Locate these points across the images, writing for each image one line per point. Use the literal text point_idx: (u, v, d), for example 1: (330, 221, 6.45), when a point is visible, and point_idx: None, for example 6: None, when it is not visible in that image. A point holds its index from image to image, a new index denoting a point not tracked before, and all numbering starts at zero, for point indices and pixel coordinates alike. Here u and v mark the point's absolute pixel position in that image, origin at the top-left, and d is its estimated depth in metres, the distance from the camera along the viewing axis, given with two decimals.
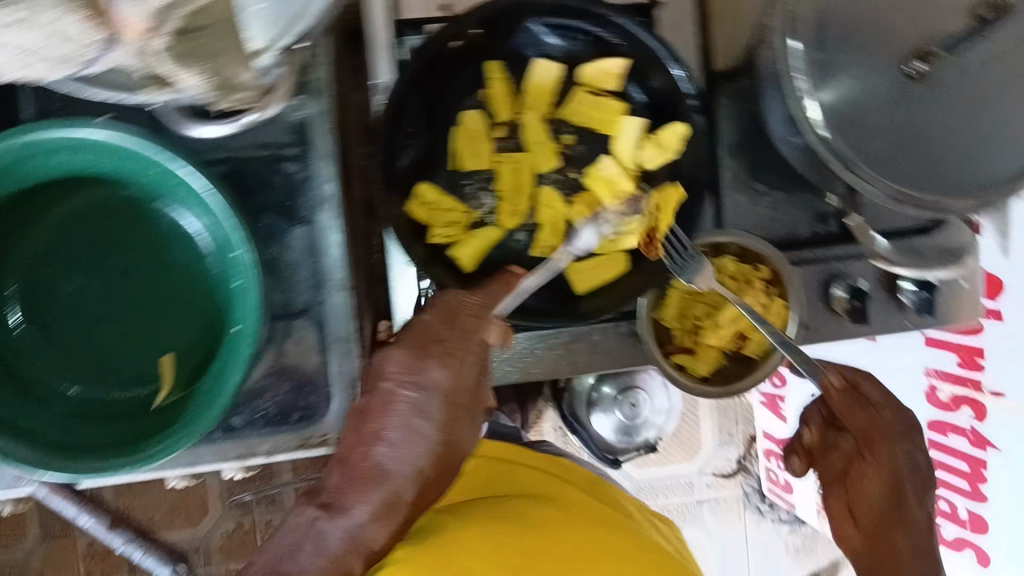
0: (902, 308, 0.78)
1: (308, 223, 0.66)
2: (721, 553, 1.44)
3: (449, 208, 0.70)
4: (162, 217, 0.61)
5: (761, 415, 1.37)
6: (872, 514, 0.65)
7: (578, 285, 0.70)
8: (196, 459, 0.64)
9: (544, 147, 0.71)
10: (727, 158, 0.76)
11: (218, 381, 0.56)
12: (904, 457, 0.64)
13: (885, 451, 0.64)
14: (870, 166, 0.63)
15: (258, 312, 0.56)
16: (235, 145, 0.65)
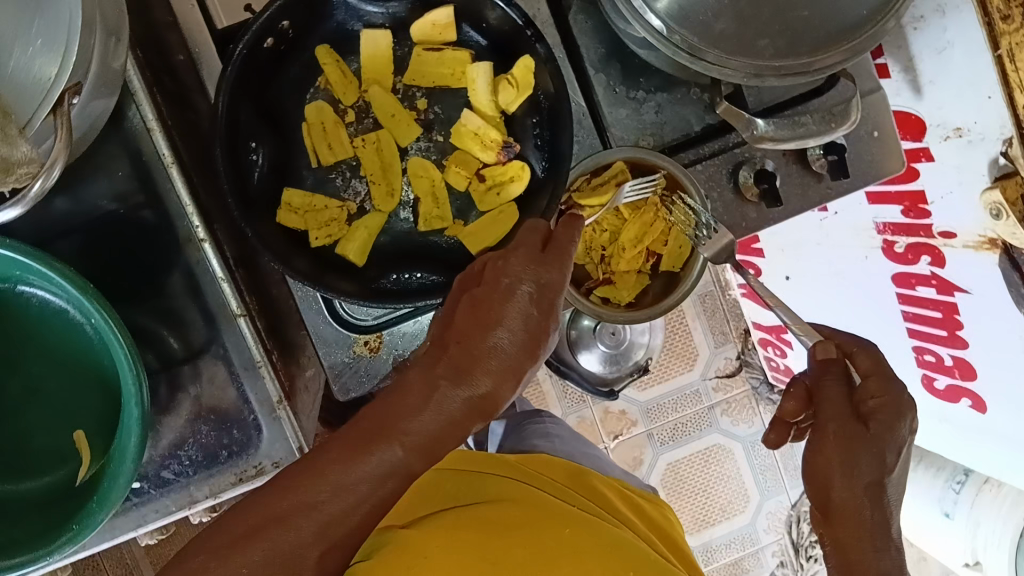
0: (819, 177, 0.74)
1: (181, 261, 0.64)
2: (746, 452, 1.43)
3: (322, 207, 0.67)
4: (31, 297, 0.59)
5: (747, 308, 1.35)
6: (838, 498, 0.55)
7: (472, 247, 0.68)
8: (141, 520, 0.64)
9: (400, 119, 0.68)
10: (596, 74, 0.73)
11: (118, 448, 0.55)
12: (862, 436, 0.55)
13: (821, 398, 0.57)
14: (721, 47, 0.60)
15: (135, 371, 0.54)
16: (86, 206, 0.63)
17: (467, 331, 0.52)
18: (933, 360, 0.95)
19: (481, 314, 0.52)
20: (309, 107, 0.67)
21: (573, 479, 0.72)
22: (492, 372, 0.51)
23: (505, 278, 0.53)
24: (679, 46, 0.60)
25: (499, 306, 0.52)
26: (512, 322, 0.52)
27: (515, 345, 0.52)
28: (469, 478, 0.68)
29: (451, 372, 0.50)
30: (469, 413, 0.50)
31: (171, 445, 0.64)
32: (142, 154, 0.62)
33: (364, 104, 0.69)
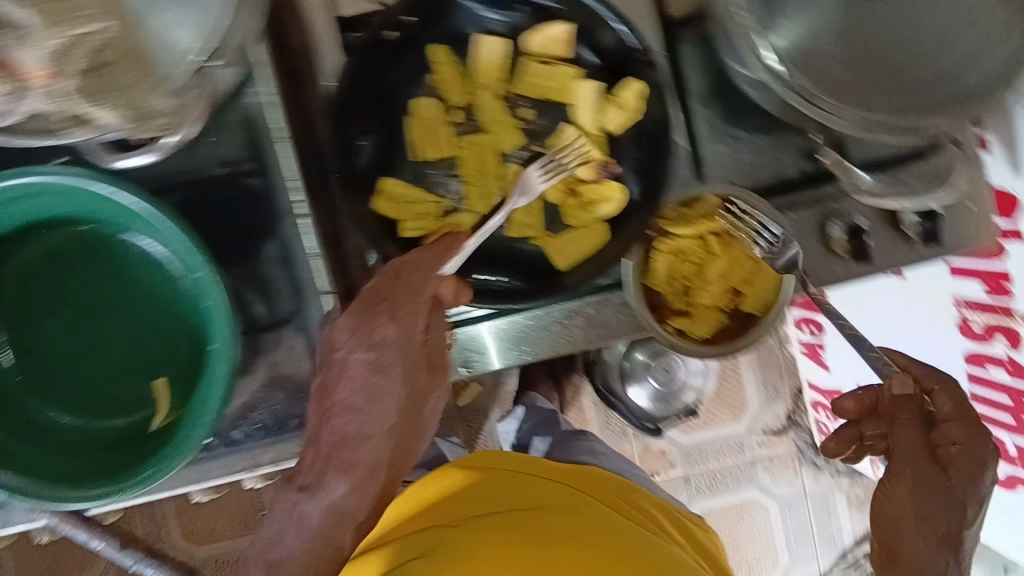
0: (910, 241, 0.74)
1: (277, 234, 0.67)
2: (782, 512, 1.41)
3: (419, 200, 0.69)
4: (130, 245, 0.61)
5: (804, 367, 1.33)
6: (894, 518, 0.61)
7: (558, 260, 0.70)
8: (203, 474, 0.66)
9: (505, 125, 0.70)
10: (700, 108, 0.74)
11: (203, 396, 0.58)
12: (959, 491, 0.58)
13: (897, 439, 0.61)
14: (837, 98, 0.59)
15: (232, 331, 0.58)
16: (195, 167, 0.65)
17: (331, 437, 0.63)
18: (994, 444, 0.95)
19: (320, 416, 0.63)
20: (418, 102, 0.69)
21: (610, 493, 0.74)
22: (358, 472, 0.63)
23: (330, 383, 0.64)
24: (795, 91, 0.59)
25: (334, 402, 0.63)
26: (362, 415, 0.63)
27: (381, 431, 0.64)
28: (505, 481, 0.70)
29: (340, 469, 0.62)
30: (342, 514, 0.62)
31: (244, 406, 0.67)
32: (258, 126, 0.65)
33: (470, 106, 0.70)
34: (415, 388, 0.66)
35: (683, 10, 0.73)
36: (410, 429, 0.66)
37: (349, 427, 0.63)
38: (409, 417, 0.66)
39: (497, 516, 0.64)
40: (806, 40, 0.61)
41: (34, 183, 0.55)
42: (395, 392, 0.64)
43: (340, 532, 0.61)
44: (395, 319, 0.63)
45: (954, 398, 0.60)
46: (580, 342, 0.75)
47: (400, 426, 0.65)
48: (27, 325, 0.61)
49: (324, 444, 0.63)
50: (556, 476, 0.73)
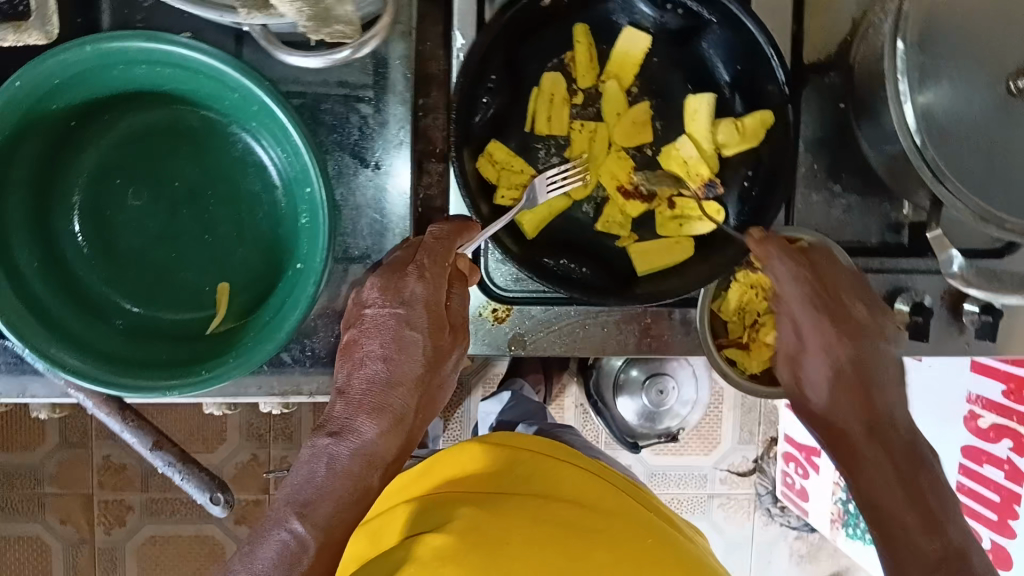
0: (962, 330, 0.76)
1: (376, 168, 0.64)
2: (723, 549, 1.45)
3: (518, 170, 0.68)
4: (236, 143, 0.60)
5: (785, 419, 1.35)
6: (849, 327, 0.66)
7: (638, 265, 0.69)
8: (241, 390, 0.64)
9: (624, 121, 0.69)
10: (805, 152, 0.74)
11: (278, 317, 0.55)
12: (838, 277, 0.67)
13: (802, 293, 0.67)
14: (960, 179, 0.60)
15: (325, 252, 0.55)
16: (311, 79, 0.62)
17: (361, 384, 0.59)
18: (990, 518, 0.94)
19: (349, 370, 0.60)
20: (547, 75, 0.68)
21: (632, 490, 0.75)
22: (392, 414, 0.59)
23: (359, 336, 0.60)
24: (926, 163, 0.60)
25: (363, 353, 0.60)
26: (394, 360, 0.59)
27: (408, 380, 0.59)
28: (528, 458, 0.72)
29: (370, 409, 0.58)
30: (371, 455, 0.57)
31: (300, 330, 0.64)
32: (387, 55, 0.63)
33: (593, 92, 0.70)
34: (436, 350, 0.60)
35: (819, 55, 0.73)
36: (431, 382, 0.61)
37: (380, 366, 0.59)
38: (427, 377, 0.60)
39: (523, 498, 0.66)
40: (959, 119, 0.60)
41: (167, 55, 0.52)
42: (421, 347, 0.59)
43: (369, 474, 0.57)
44: (426, 276, 0.59)
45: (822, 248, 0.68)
46: (629, 348, 0.75)
47: (425, 378, 0.60)
48: (109, 195, 0.59)
49: (354, 392, 0.59)
50: (585, 464, 0.75)
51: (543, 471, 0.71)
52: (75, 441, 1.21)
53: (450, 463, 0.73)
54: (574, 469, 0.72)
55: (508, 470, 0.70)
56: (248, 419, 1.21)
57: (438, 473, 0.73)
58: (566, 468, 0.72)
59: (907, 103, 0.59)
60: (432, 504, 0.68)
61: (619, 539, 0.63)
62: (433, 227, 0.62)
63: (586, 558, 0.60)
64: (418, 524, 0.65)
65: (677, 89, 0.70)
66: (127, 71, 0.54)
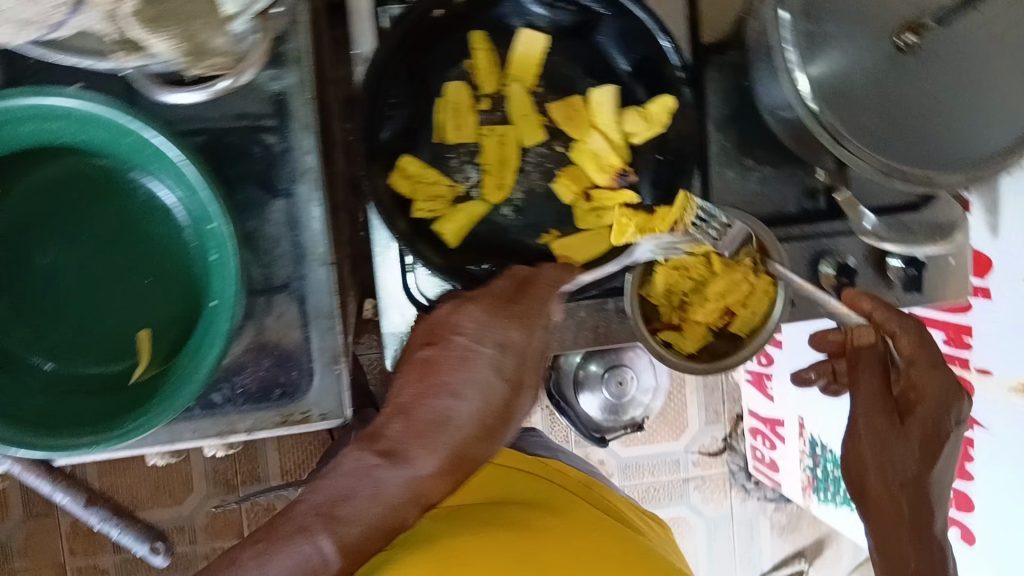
0: (890, 286, 0.77)
1: (288, 195, 0.64)
2: (706, 531, 1.45)
3: (433, 181, 0.68)
4: (138, 188, 0.59)
5: (748, 394, 1.37)
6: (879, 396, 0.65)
7: (568, 258, 0.69)
8: (175, 437, 0.63)
9: (531, 120, 0.70)
10: (714, 131, 0.75)
11: (196, 358, 0.55)
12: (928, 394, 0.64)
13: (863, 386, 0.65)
14: (860, 139, 0.61)
15: (236, 287, 0.55)
16: (211, 115, 0.62)
17: (396, 424, 0.56)
18: None
19: (421, 392, 0.57)
20: (450, 84, 0.68)
21: (596, 497, 0.77)
22: (455, 459, 0.56)
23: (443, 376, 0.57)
24: (824, 127, 0.61)
25: (440, 381, 0.57)
26: (481, 395, 0.57)
27: (487, 422, 0.57)
28: (512, 474, 0.74)
29: None
30: None
31: (227, 368, 0.64)
32: (284, 83, 0.63)
33: (498, 96, 0.70)
34: (484, 403, 0.57)
35: (716, 36, 0.75)
36: (500, 423, 0.58)
37: (473, 404, 0.57)
38: (500, 412, 0.58)
39: (505, 509, 0.67)
40: (850, 80, 0.62)
41: (54, 108, 0.52)
42: (492, 391, 0.58)
43: None
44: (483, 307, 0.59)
45: (911, 341, 0.64)
46: (567, 344, 0.75)
47: (495, 422, 0.58)
48: (15, 257, 0.58)
49: (386, 431, 0.56)
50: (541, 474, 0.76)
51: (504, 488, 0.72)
52: (38, 512, 1.18)
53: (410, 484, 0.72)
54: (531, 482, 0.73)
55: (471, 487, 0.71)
56: (212, 467, 1.20)
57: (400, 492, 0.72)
58: (542, 486, 0.74)
59: (797, 73, 0.61)
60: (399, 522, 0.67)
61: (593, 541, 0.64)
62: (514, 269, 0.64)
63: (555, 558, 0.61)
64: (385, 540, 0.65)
65: (581, 84, 0.71)
66: (15, 129, 0.53)
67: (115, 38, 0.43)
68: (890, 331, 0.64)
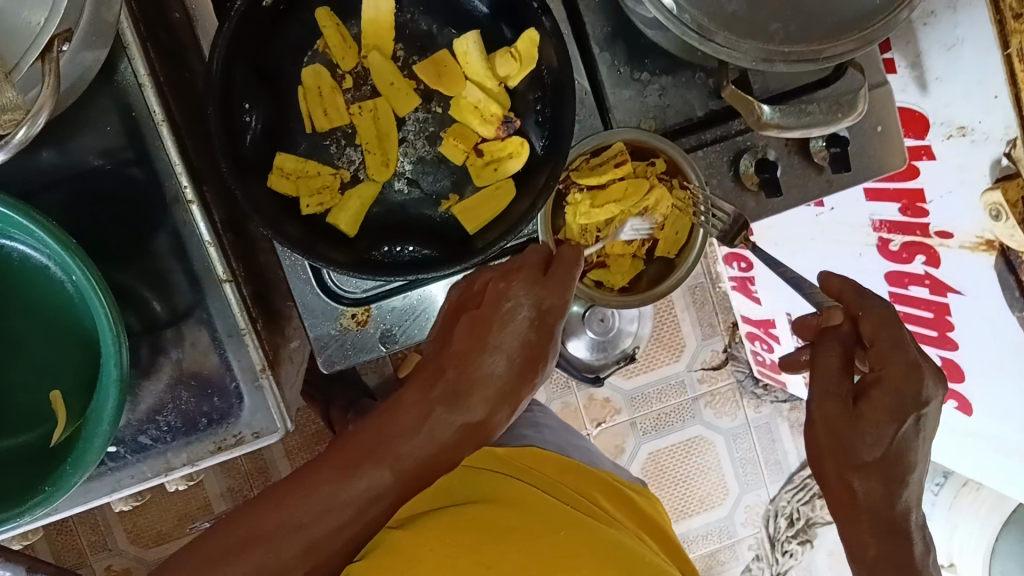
0: (820, 169, 0.74)
1: (168, 223, 0.63)
2: (728, 444, 1.43)
3: (314, 173, 0.66)
4: (12, 252, 0.58)
5: (737, 301, 1.34)
6: (833, 381, 0.59)
7: (468, 223, 0.67)
8: (117, 485, 0.63)
9: (399, 88, 0.66)
10: (600, 52, 0.72)
11: (96, 413, 0.54)
12: (908, 359, 0.58)
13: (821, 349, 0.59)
14: (730, 29, 0.58)
15: (116, 334, 0.53)
16: (69, 161, 0.61)
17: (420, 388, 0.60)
18: (931, 335, 0.91)
19: (468, 349, 0.61)
20: (306, 70, 0.65)
21: (601, 488, 0.72)
22: (491, 394, 0.60)
23: (488, 323, 0.61)
24: (688, 25, 0.57)
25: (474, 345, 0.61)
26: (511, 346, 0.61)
27: (511, 369, 0.61)
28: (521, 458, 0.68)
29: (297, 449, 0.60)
30: None
31: (149, 409, 0.63)
32: (133, 111, 0.61)
33: (362, 70, 0.67)
34: (517, 361, 0.61)
35: None
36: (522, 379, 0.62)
37: (503, 366, 0.60)
38: (530, 365, 0.62)
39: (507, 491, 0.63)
40: None
41: None
42: (508, 343, 0.61)
43: None
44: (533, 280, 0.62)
45: (877, 318, 0.59)
46: None
47: (524, 369, 0.62)
48: None
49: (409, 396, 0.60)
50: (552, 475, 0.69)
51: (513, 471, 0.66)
52: None
53: None
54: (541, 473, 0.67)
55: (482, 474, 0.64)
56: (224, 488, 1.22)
57: None
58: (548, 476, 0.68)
59: None
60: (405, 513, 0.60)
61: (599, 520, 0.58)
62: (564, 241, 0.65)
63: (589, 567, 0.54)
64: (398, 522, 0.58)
65: (444, 36, 0.68)
66: None
67: None
68: (857, 311, 0.60)
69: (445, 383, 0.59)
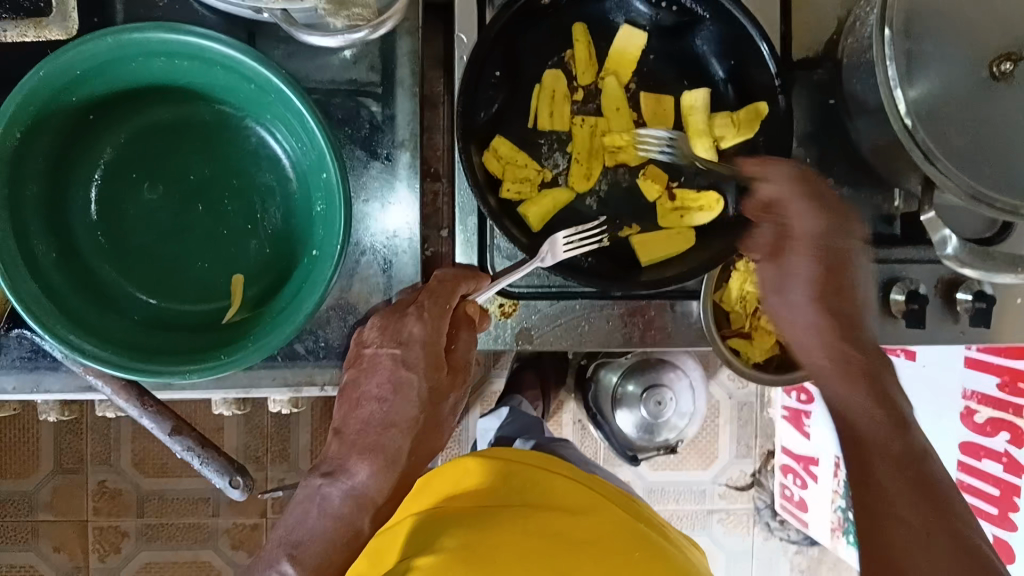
0: (956, 318, 0.78)
1: (386, 160, 0.66)
2: (726, 565, 1.44)
3: (522, 165, 0.70)
4: (250, 135, 0.61)
5: (782, 430, 1.36)
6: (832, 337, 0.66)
7: (642, 254, 0.71)
8: (254, 382, 0.64)
9: (622, 115, 0.71)
10: (798, 146, 0.77)
11: (293, 302, 0.56)
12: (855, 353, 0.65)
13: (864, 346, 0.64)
14: (951, 161, 0.63)
15: (341, 238, 0.56)
16: (322, 75, 0.65)
17: (355, 424, 0.61)
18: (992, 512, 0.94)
19: (349, 407, 0.61)
20: (548, 72, 0.70)
21: (624, 504, 0.73)
22: (384, 455, 0.60)
23: (359, 376, 0.62)
24: (918, 145, 0.63)
25: (360, 393, 0.61)
26: (390, 402, 0.60)
27: (403, 421, 0.60)
28: (563, 468, 0.74)
29: (363, 450, 0.60)
30: (362, 496, 0.60)
31: (312, 322, 0.65)
32: (394, 54, 0.65)
33: (593, 89, 0.72)
34: (434, 389, 0.61)
35: (805, 55, 0.76)
36: (429, 421, 0.62)
37: (379, 407, 0.60)
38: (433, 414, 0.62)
39: (516, 507, 0.64)
40: (944, 102, 0.63)
41: (188, 45, 0.54)
42: (417, 387, 0.60)
43: (360, 517, 0.60)
44: (379, 327, 0.61)
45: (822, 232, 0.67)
46: (635, 341, 0.76)
47: (422, 419, 0.61)
48: (123, 190, 0.60)
49: (350, 431, 0.61)
50: (578, 479, 0.72)
51: (540, 480, 0.68)
52: (69, 468, 1.19)
53: (446, 476, 0.70)
54: (568, 482, 0.69)
55: (502, 485, 0.67)
56: (246, 442, 1.20)
57: (432, 487, 0.69)
58: (584, 493, 0.69)
59: (898, 93, 0.62)
60: (429, 519, 0.63)
61: (613, 510, 0.69)
62: (438, 273, 0.64)
63: (586, 556, 0.60)
64: (413, 527, 0.63)
65: (672, 85, 0.73)
66: (149, 63, 0.55)
67: None
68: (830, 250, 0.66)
69: (340, 441, 0.61)
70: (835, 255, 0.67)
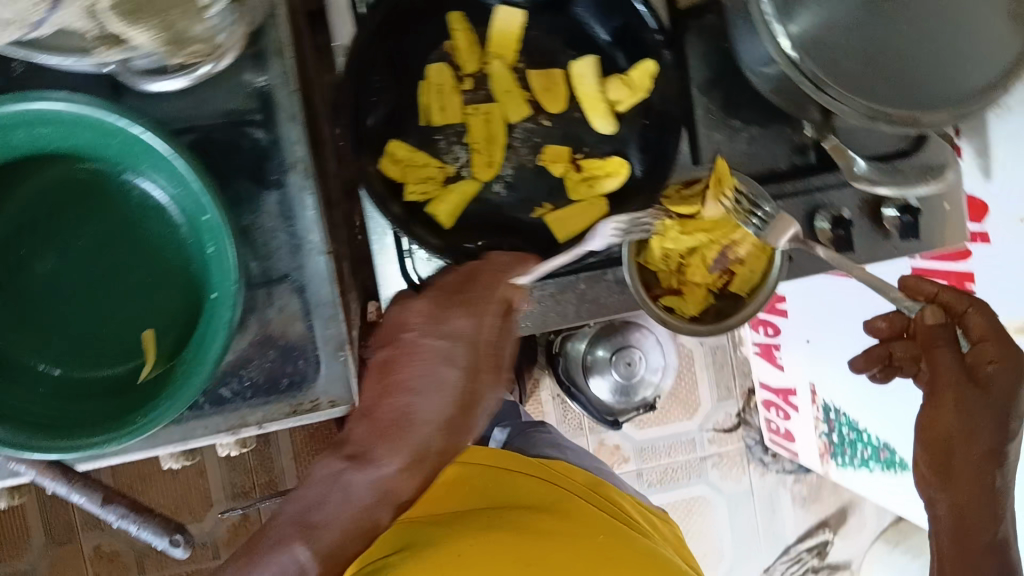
0: (888, 236, 0.77)
1: (280, 187, 0.65)
2: (728, 509, 1.44)
3: (423, 164, 0.69)
4: (131, 188, 0.60)
5: (758, 367, 1.36)
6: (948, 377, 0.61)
7: (559, 231, 0.70)
8: (188, 433, 0.63)
9: (514, 95, 0.70)
10: (699, 95, 0.76)
11: (200, 350, 0.55)
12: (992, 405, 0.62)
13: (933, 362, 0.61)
14: (841, 85, 0.62)
15: (235, 277, 0.55)
16: (199, 113, 0.63)
17: (384, 410, 0.56)
18: None
19: (382, 393, 0.57)
20: (432, 67, 0.69)
21: (587, 491, 0.76)
22: (410, 446, 0.55)
23: (399, 361, 0.57)
24: (805, 74, 0.62)
25: (395, 383, 0.56)
26: (426, 399, 0.56)
27: (439, 419, 0.56)
28: (527, 463, 0.78)
29: (384, 438, 0.55)
30: (389, 491, 0.55)
31: (234, 362, 0.64)
32: (267, 78, 0.63)
33: (481, 75, 0.71)
34: (469, 391, 0.57)
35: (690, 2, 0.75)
36: (461, 422, 0.57)
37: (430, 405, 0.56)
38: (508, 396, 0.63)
39: (485, 511, 0.68)
40: (824, 27, 0.61)
41: (41, 112, 0.52)
42: (456, 387, 0.56)
43: (379, 507, 0.56)
44: (424, 299, 0.59)
45: (984, 320, 0.61)
46: (571, 316, 0.76)
47: (456, 419, 0.57)
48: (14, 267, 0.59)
49: (380, 418, 0.56)
50: (536, 472, 0.76)
51: (505, 483, 0.73)
52: (59, 540, 1.18)
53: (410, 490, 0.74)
54: (525, 478, 0.74)
55: (464, 491, 0.72)
56: (229, 482, 1.20)
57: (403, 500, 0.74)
58: (545, 488, 0.74)
59: (776, 28, 0.62)
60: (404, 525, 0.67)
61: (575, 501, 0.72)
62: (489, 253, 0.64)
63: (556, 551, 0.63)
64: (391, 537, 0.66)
65: (561, 56, 0.72)
66: (6, 137, 0.54)
67: (95, 33, 0.44)
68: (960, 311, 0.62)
69: (368, 424, 0.57)
70: (978, 375, 0.61)
